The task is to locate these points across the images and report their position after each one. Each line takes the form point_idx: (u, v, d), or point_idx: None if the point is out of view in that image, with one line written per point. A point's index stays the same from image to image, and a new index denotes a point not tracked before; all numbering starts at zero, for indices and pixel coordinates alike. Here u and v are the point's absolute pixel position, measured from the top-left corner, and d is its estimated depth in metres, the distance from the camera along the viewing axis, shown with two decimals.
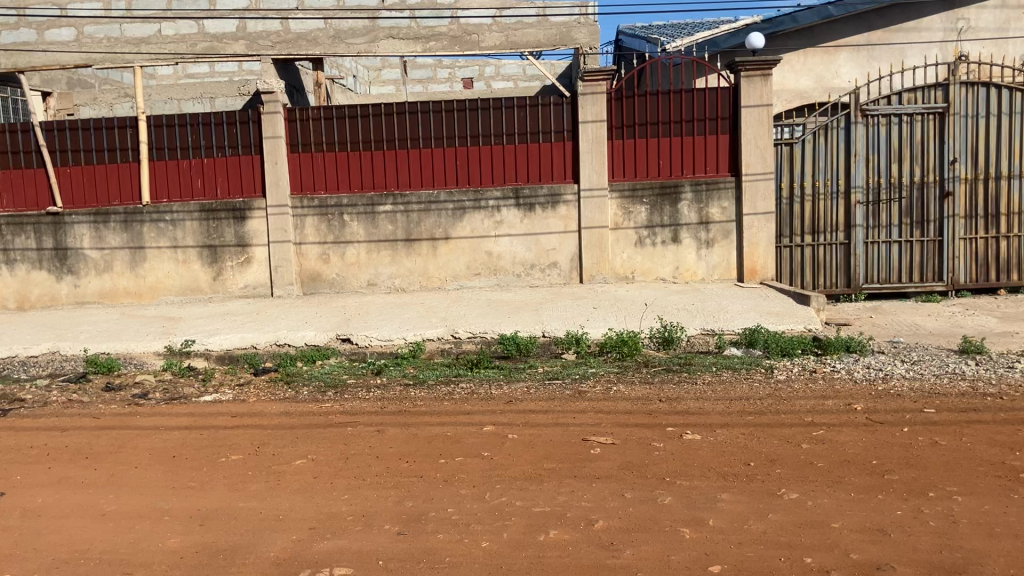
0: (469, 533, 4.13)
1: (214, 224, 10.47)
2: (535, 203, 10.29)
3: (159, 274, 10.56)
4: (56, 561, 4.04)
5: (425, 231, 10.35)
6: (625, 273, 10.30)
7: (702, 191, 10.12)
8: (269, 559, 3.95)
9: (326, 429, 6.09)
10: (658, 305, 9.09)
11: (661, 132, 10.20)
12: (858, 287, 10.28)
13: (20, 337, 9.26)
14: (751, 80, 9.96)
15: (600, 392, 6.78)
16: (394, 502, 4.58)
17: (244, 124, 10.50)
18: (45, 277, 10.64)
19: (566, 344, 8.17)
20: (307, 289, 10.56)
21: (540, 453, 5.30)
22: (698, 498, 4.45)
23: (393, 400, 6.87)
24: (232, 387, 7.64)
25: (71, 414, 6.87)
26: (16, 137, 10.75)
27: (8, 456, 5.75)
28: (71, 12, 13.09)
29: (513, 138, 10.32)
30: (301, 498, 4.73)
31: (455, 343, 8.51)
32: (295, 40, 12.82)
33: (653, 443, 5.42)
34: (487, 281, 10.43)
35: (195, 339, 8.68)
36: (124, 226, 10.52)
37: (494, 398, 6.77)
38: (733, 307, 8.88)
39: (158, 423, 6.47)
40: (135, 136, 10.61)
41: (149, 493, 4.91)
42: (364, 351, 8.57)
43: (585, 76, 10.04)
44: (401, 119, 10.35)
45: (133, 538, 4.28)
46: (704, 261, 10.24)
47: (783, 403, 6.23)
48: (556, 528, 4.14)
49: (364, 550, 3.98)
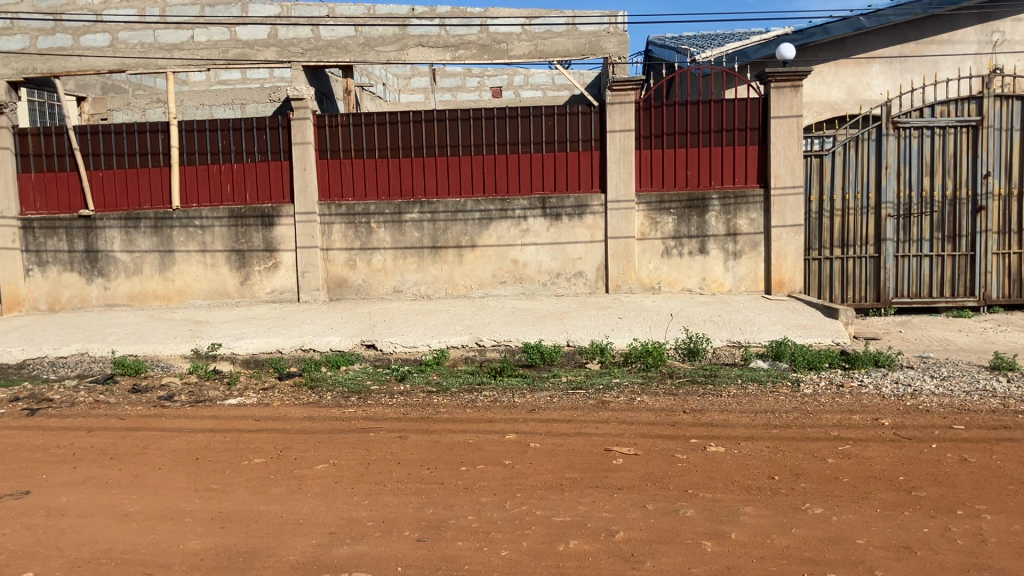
0: (489, 541, 4.11)
1: (243, 229, 10.53)
2: (562, 212, 10.26)
3: (187, 277, 10.62)
4: (78, 560, 4.06)
5: (452, 238, 10.36)
6: (651, 283, 10.25)
7: (730, 203, 10.05)
8: (288, 562, 3.95)
9: (348, 434, 6.11)
10: (684, 316, 9.02)
11: (689, 143, 10.14)
12: (887, 301, 10.17)
13: (48, 337, 9.35)
14: (781, 91, 9.89)
15: (623, 403, 6.73)
16: (414, 509, 4.57)
17: (273, 130, 10.58)
18: (76, 279, 10.78)
19: (590, 354, 8.17)
20: (332, 295, 10.61)
21: (561, 462, 5.27)
22: (720, 511, 4.41)
23: (416, 407, 6.87)
24: (257, 391, 7.68)
25: (98, 415, 6.92)
26: (50, 140, 10.89)
27: (35, 456, 5.81)
28: (106, 17, 12.86)
29: (541, 147, 10.33)
30: (321, 503, 4.73)
31: (479, 351, 8.51)
32: (326, 47, 12.78)
33: (676, 454, 5.37)
34: (512, 290, 10.42)
35: (222, 343, 8.74)
36: (154, 230, 10.61)
37: (517, 406, 6.75)
38: (760, 320, 8.78)
39: (184, 425, 6.51)
40: (167, 142, 10.73)
41: (172, 495, 4.94)
42: (388, 357, 8.58)
43: (614, 86, 10.00)
44: (429, 126, 10.40)
45: (154, 539, 4.30)
46: (731, 272, 10.16)
47: (808, 417, 6.15)
48: (575, 538, 4.11)
49: (382, 557, 3.98)
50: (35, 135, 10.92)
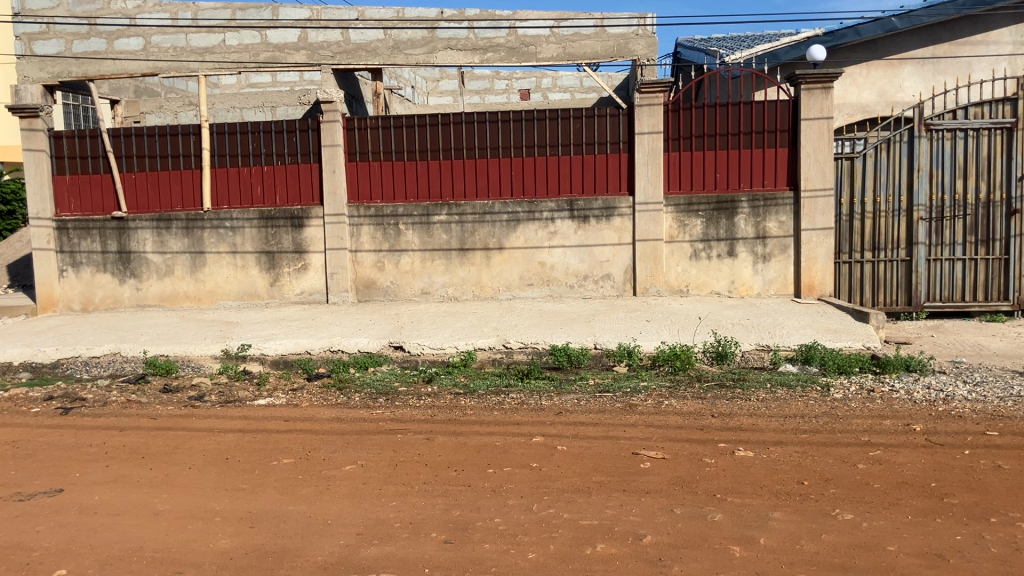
0: (516, 543, 4.11)
1: (273, 231, 10.62)
2: (589, 214, 10.26)
3: (218, 278, 10.72)
4: (109, 558, 4.12)
5: (479, 240, 10.38)
6: (679, 286, 10.21)
7: (759, 206, 9.99)
8: (316, 563, 3.98)
9: (376, 435, 6.14)
10: (712, 319, 8.97)
11: (718, 145, 10.09)
12: (919, 305, 10.05)
13: (81, 337, 9.47)
14: (812, 93, 9.81)
15: (651, 406, 6.71)
16: (441, 511, 4.59)
17: (303, 133, 10.64)
18: (109, 280, 10.93)
19: (618, 357, 8.15)
20: (361, 297, 10.66)
21: (588, 465, 5.26)
22: (749, 516, 4.38)
23: (444, 408, 6.89)
24: (286, 391, 7.75)
25: (130, 414, 7.01)
26: (84, 142, 11.05)
27: (69, 454, 5.90)
28: (139, 21, 13.19)
29: (569, 149, 10.32)
30: (350, 503, 4.76)
31: (506, 353, 8.51)
32: (355, 51, 12.80)
33: (705, 458, 5.35)
34: (540, 292, 10.42)
35: (252, 343, 8.82)
36: (185, 231, 10.72)
37: (544, 409, 6.74)
38: (790, 324, 8.72)
39: (214, 425, 6.58)
40: (198, 144, 10.84)
41: (202, 494, 4.99)
42: (416, 359, 8.61)
43: (642, 88, 9.97)
44: (457, 129, 10.43)
45: (184, 538, 4.34)
46: (760, 276, 10.09)
47: (838, 423, 6.10)
48: (603, 542, 4.10)
49: (410, 558, 3.99)
50: (70, 138, 11.08)
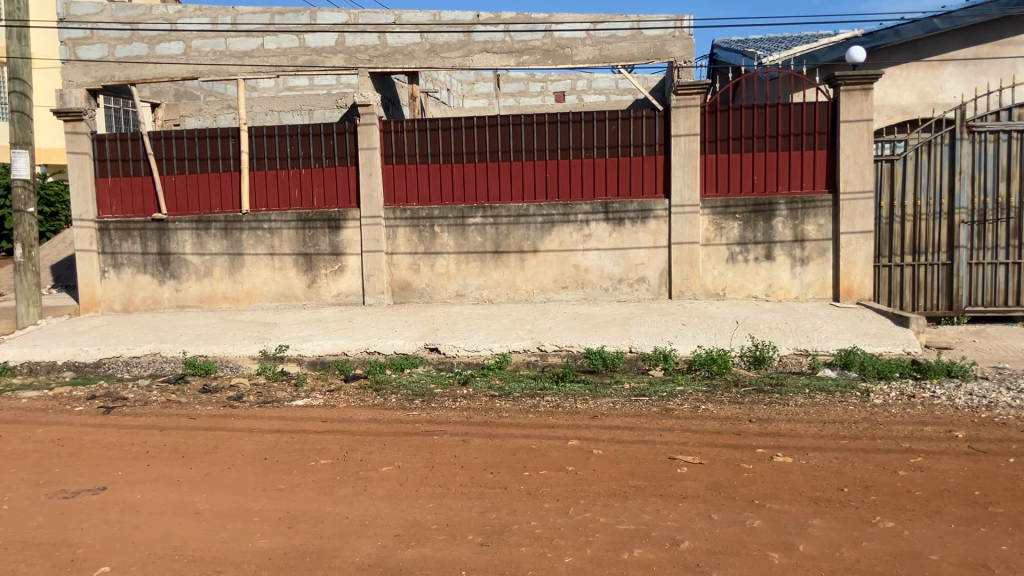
0: (552, 547, 4.11)
1: (311, 233, 10.71)
2: (625, 217, 10.22)
3: (256, 280, 10.84)
4: (152, 556, 4.18)
5: (514, 243, 10.39)
6: (715, 289, 10.15)
7: (798, 208, 9.89)
8: (354, 564, 4.01)
9: (412, 437, 6.17)
10: (749, 323, 8.90)
11: (756, 147, 10.01)
12: (960, 310, 9.91)
13: (122, 337, 9.61)
14: (851, 95, 9.69)
15: (688, 411, 6.67)
16: (477, 513, 4.60)
17: (340, 136, 10.71)
18: (149, 281, 11.08)
19: (653, 360, 8.12)
20: (396, 298, 10.72)
21: (625, 470, 5.25)
22: (788, 523, 4.34)
23: (479, 411, 6.90)
24: (323, 392, 7.82)
25: (171, 414, 7.11)
26: (126, 145, 11.21)
27: (111, 452, 5.99)
28: (181, 26, 13.17)
29: (604, 151, 10.30)
30: (387, 504, 4.78)
31: (541, 356, 8.50)
32: (392, 54, 12.89)
33: (742, 464, 5.31)
34: (574, 295, 10.41)
35: (289, 344, 8.91)
36: (224, 233, 10.84)
37: (579, 412, 6.73)
38: (828, 328, 8.63)
39: (252, 425, 6.64)
40: (237, 147, 10.96)
41: (241, 494, 5.04)
42: (451, 361, 8.64)
43: (679, 89, 9.91)
44: (493, 131, 10.45)
45: (224, 537, 4.39)
46: (799, 279, 9.99)
47: (879, 429, 6.02)
48: (640, 547, 4.09)
49: (447, 561, 4.00)
50: (112, 141, 11.25)
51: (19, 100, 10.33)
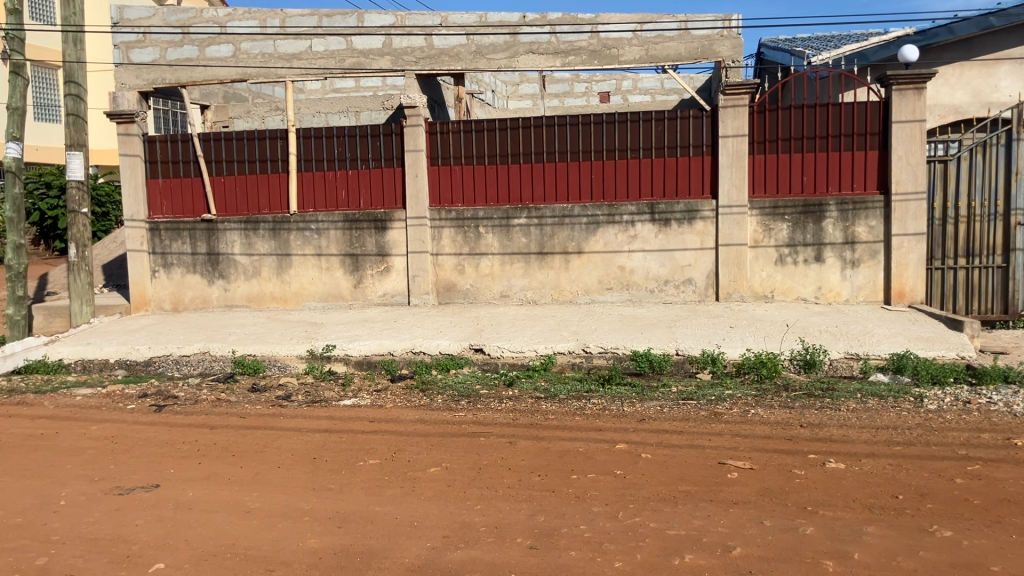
0: (602, 552, 4.08)
1: (357, 233, 10.78)
2: (671, 218, 10.14)
3: (303, 280, 10.94)
4: (204, 554, 4.22)
5: (559, 244, 10.36)
6: (763, 292, 10.03)
7: (848, 209, 9.74)
8: (404, 565, 4.01)
9: (459, 438, 6.17)
10: (799, 326, 8.77)
11: (805, 148, 9.87)
12: (1015, 314, 9.69)
13: (173, 336, 9.74)
14: (903, 94, 9.52)
15: (737, 415, 6.60)
16: (525, 516, 4.58)
17: (386, 137, 10.77)
18: (198, 281, 11.23)
19: (701, 363, 8.06)
20: (441, 299, 10.75)
21: (674, 474, 5.19)
22: (842, 530, 4.26)
23: (525, 412, 6.89)
24: (370, 392, 7.86)
25: (221, 412, 7.20)
26: (176, 147, 11.38)
27: (163, 450, 6.07)
28: (230, 29, 13.35)
29: (651, 152, 10.23)
30: (435, 506, 4.79)
31: (586, 358, 8.47)
32: (437, 56, 12.91)
33: (794, 470, 5.23)
34: (619, 296, 10.35)
35: (336, 343, 8.97)
36: (272, 233, 10.95)
37: (626, 415, 6.69)
38: (879, 331, 8.48)
39: (301, 425, 6.69)
40: (285, 148, 11.07)
41: (290, 493, 5.08)
42: (496, 361, 8.64)
43: (727, 89, 9.80)
44: (538, 132, 10.44)
45: (275, 536, 4.43)
46: (849, 282, 9.84)
47: (934, 435, 5.89)
48: (691, 553, 4.04)
49: (496, 563, 3.99)
50: (163, 143, 11.42)
51: (74, 102, 10.52)
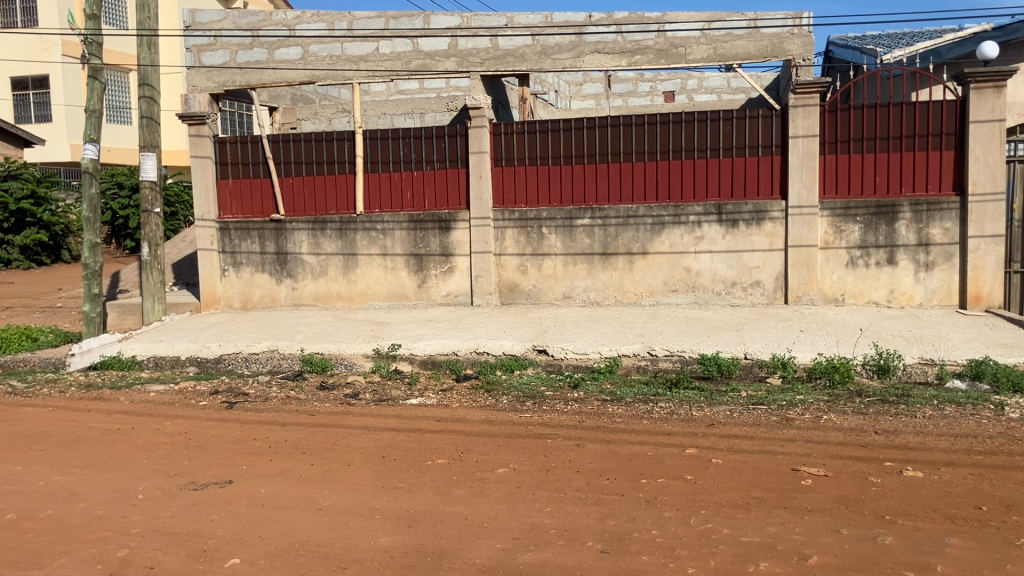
0: (675, 558, 4.03)
1: (421, 234, 10.85)
2: (739, 219, 10.01)
3: (368, 280, 11.04)
4: (279, 550, 4.28)
5: (623, 245, 10.29)
6: (833, 295, 9.82)
7: (922, 211, 9.51)
8: (475, 566, 4.01)
9: (526, 439, 6.16)
10: (873, 330, 8.57)
11: (878, 148, 9.64)
12: None
13: (242, 333, 9.92)
14: (982, 93, 9.26)
15: (809, 421, 6.47)
16: (596, 519, 4.55)
17: (452, 138, 10.84)
18: (267, 279, 11.41)
19: (771, 368, 7.91)
20: (504, 299, 10.75)
21: (746, 480, 5.11)
22: (923, 541, 4.14)
23: (592, 415, 6.84)
24: (436, 392, 7.89)
25: (291, 410, 7.31)
26: (246, 148, 11.58)
27: (236, 446, 6.18)
28: (299, 31, 13.56)
29: (718, 152, 10.10)
30: (504, 507, 4.78)
31: (652, 360, 8.39)
32: (503, 57, 12.87)
33: (870, 477, 5.11)
34: (685, 298, 10.23)
35: (401, 343, 9.04)
36: (339, 233, 11.07)
37: (695, 420, 6.61)
38: (955, 336, 8.24)
39: (370, 423, 6.75)
40: (351, 150, 11.20)
41: (361, 491, 5.12)
42: (560, 363, 8.60)
43: (797, 89, 9.65)
44: (603, 132, 10.39)
45: (347, 534, 4.47)
46: (923, 285, 9.60)
47: (1017, 445, 5.70)
48: (767, 560, 3.97)
49: (568, 566, 3.97)
50: (233, 144, 11.64)
51: (148, 105, 10.77)
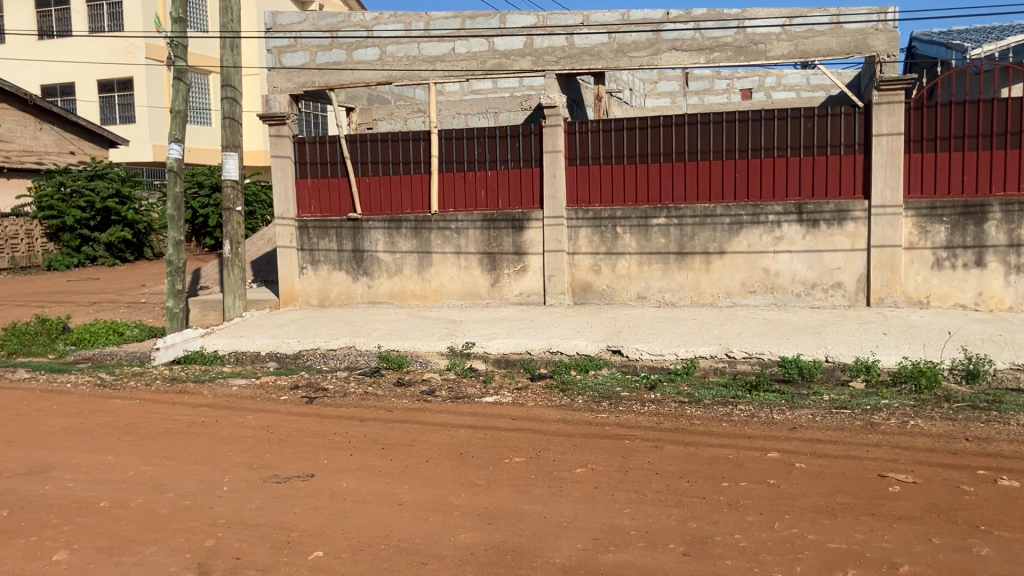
0: (759, 562, 3.96)
1: (495, 233, 10.89)
2: (820, 218, 9.79)
3: (442, 278, 11.12)
4: (361, 543, 4.33)
5: (699, 245, 10.17)
6: (918, 297, 9.56)
7: (1013, 211, 9.18)
8: (556, 565, 4.00)
9: (603, 440, 6.12)
10: (961, 334, 8.30)
11: (967, 146, 9.35)
12: None
13: (320, 330, 10.08)
14: None
15: (894, 426, 6.31)
16: (677, 522, 4.50)
17: (526, 137, 10.85)
18: (344, 277, 11.58)
19: (854, 371, 7.74)
20: (578, 299, 10.73)
21: (831, 486, 5.00)
22: (1020, 553, 4.00)
23: (669, 417, 6.78)
24: (511, 390, 7.90)
25: (369, 406, 7.40)
26: (324, 148, 11.75)
27: (316, 441, 6.28)
28: (377, 32, 13.74)
29: (798, 151, 9.91)
30: (583, 507, 4.76)
31: (730, 362, 8.27)
32: (579, 55, 12.75)
33: (962, 485, 4.95)
34: (763, 299, 10.06)
35: (476, 341, 9.09)
36: (414, 232, 11.18)
37: (775, 423, 6.49)
38: None
39: (446, 420, 6.79)
40: (427, 150, 11.29)
41: (440, 488, 5.15)
42: (635, 364, 8.55)
43: (881, 85, 9.41)
44: (680, 131, 10.28)
45: (427, 530, 4.50)
46: (1013, 288, 9.27)
47: None
48: (855, 568, 3.87)
49: (650, 568, 3.94)
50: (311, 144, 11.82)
51: (230, 105, 11.01)
